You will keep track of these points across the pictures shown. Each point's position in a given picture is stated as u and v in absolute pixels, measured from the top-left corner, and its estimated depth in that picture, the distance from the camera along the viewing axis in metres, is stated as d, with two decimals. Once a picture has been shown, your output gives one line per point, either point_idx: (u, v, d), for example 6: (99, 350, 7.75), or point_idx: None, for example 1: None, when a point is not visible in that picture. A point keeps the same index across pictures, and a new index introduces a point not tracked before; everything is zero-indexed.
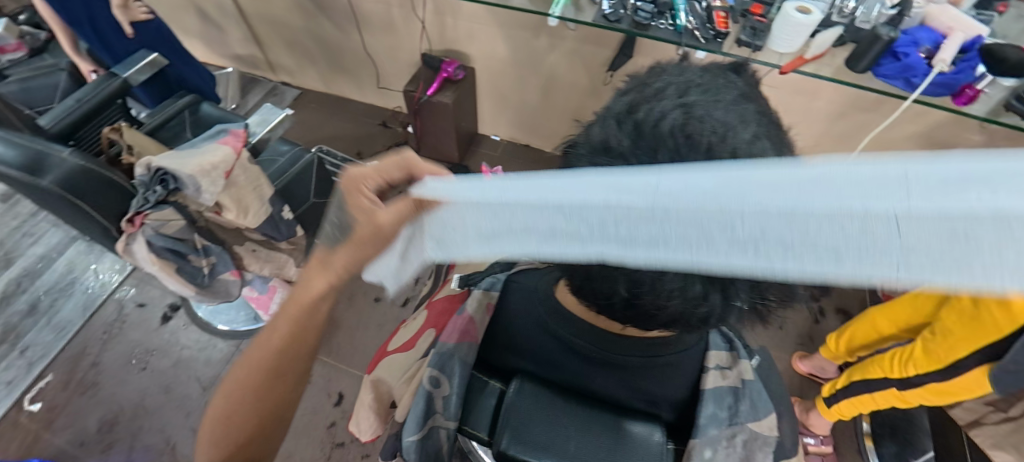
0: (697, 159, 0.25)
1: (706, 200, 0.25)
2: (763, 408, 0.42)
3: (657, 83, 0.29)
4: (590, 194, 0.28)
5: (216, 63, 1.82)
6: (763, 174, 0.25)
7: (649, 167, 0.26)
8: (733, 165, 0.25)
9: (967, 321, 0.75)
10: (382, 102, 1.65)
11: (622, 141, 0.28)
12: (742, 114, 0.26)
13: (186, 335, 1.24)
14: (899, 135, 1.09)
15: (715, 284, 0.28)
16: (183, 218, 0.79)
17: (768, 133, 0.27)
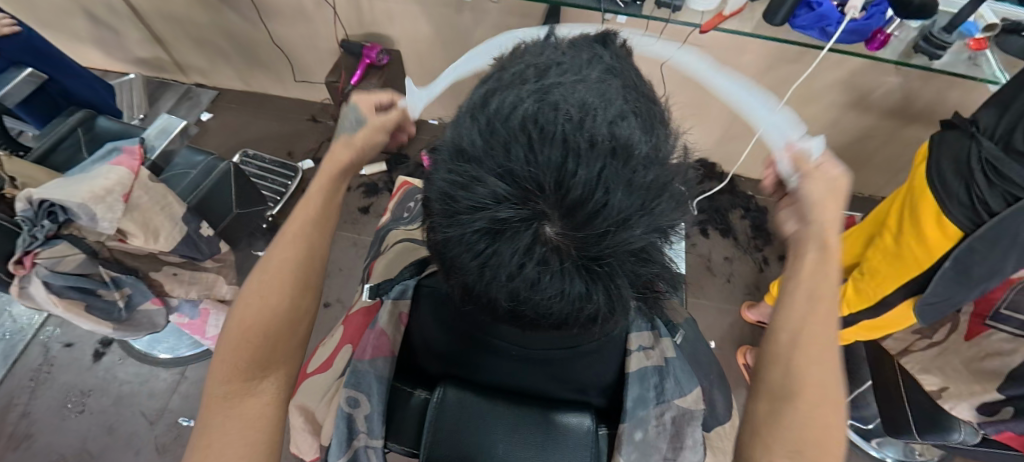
0: (553, 152, 0.23)
1: (569, 195, 0.23)
2: (689, 383, 0.45)
3: (515, 68, 0.27)
4: (454, 204, 0.27)
5: (117, 69, 1.64)
6: (625, 160, 0.24)
7: (506, 167, 0.24)
8: (594, 153, 0.23)
9: (893, 259, 0.78)
10: (309, 95, 1.56)
11: (475, 143, 0.26)
12: (604, 94, 0.25)
13: (124, 370, 1.15)
14: (823, 83, 1.11)
15: (596, 282, 0.26)
16: (82, 252, 0.70)
17: (636, 108, 0.26)
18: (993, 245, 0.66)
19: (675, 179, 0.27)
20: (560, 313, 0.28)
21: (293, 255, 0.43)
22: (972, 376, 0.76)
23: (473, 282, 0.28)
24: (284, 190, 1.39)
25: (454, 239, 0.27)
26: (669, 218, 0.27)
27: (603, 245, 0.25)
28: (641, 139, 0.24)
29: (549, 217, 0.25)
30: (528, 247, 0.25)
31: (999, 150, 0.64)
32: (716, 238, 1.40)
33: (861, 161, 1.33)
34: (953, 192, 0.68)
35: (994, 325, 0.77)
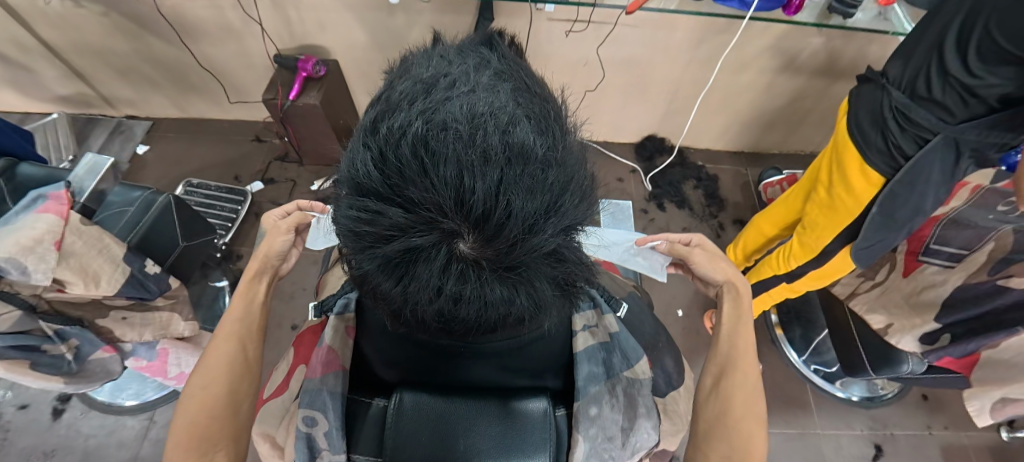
0: (449, 171, 0.24)
1: (473, 211, 0.24)
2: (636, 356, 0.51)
3: (401, 88, 0.28)
4: (364, 235, 0.27)
5: (34, 109, 1.52)
6: (521, 168, 0.24)
7: (407, 194, 0.25)
8: (491, 166, 0.24)
9: (828, 211, 0.83)
10: (250, 115, 1.51)
11: (372, 175, 0.26)
12: (493, 103, 0.25)
13: (88, 424, 1.09)
14: (754, 51, 1.16)
15: (517, 288, 0.28)
16: (18, 307, 0.66)
17: (528, 110, 0.26)
18: (910, 188, 0.71)
19: (575, 176, 0.29)
20: (489, 320, 0.29)
21: (230, 350, 0.50)
22: (912, 310, 0.82)
23: (399, 306, 0.29)
24: (235, 216, 1.34)
25: (372, 270, 0.28)
26: (573, 214, 0.29)
27: (516, 251, 0.27)
28: (537, 142, 0.25)
29: (459, 234, 0.26)
30: (443, 267, 0.26)
31: (907, 98, 0.68)
32: (671, 210, 1.44)
33: (797, 121, 1.41)
34: (872, 141, 0.73)
35: (926, 260, 0.84)
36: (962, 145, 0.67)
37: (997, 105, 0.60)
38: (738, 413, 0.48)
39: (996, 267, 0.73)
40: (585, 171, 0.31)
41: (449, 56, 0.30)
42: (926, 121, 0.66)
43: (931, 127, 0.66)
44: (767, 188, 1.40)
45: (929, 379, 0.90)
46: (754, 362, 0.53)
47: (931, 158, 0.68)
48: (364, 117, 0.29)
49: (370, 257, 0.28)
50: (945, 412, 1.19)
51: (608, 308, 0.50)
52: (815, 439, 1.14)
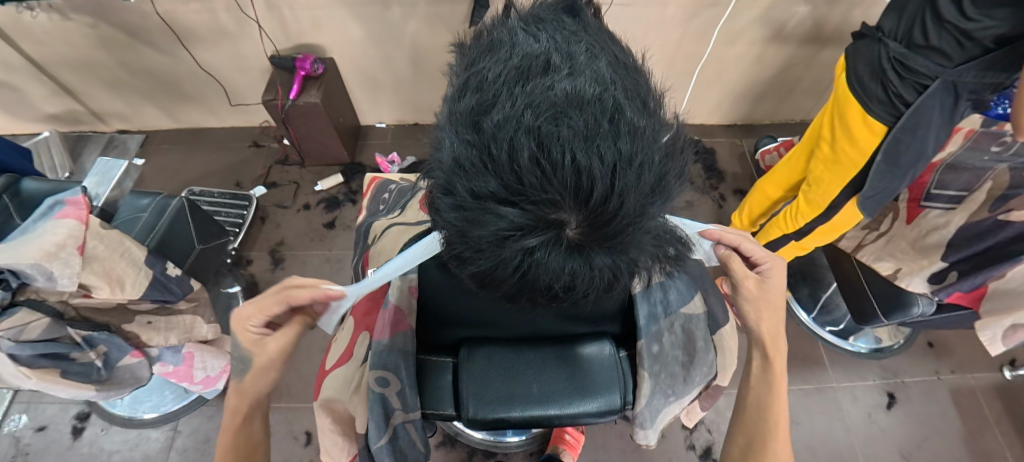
0: (567, 168, 0.21)
1: (591, 202, 0.22)
2: (688, 290, 0.47)
3: (490, 71, 0.24)
4: (471, 234, 0.25)
5: (22, 129, 1.49)
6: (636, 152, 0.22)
7: (517, 191, 0.23)
8: (610, 155, 0.22)
9: (831, 165, 0.84)
10: (245, 121, 1.50)
11: (475, 173, 0.23)
12: (600, 86, 0.23)
13: (110, 440, 1.07)
14: (743, 22, 1.20)
15: (623, 263, 0.27)
16: (48, 314, 0.64)
17: (627, 87, 0.24)
18: (913, 133, 0.73)
19: (670, 146, 0.27)
20: (594, 292, 0.29)
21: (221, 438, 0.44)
22: (917, 252, 0.87)
23: (507, 292, 0.28)
24: (242, 221, 1.33)
25: (481, 265, 0.27)
26: (672, 184, 0.27)
27: (627, 233, 0.25)
28: (641, 120, 0.23)
29: (573, 227, 0.24)
30: (561, 257, 0.25)
31: (904, 48, 0.71)
32: None
33: (787, 90, 1.45)
34: (873, 92, 0.74)
35: (928, 205, 0.87)
36: (959, 88, 0.69)
37: (992, 46, 0.62)
38: None
39: (995, 204, 0.76)
40: (671, 133, 0.28)
41: (530, 29, 0.26)
42: (924, 68, 0.69)
43: (928, 74, 0.69)
44: (764, 156, 1.44)
45: (940, 319, 0.93)
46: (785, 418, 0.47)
47: (931, 102, 0.71)
48: (445, 104, 0.26)
49: (474, 253, 0.26)
50: (950, 357, 1.24)
51: None
52: (831, 393, 1.18)
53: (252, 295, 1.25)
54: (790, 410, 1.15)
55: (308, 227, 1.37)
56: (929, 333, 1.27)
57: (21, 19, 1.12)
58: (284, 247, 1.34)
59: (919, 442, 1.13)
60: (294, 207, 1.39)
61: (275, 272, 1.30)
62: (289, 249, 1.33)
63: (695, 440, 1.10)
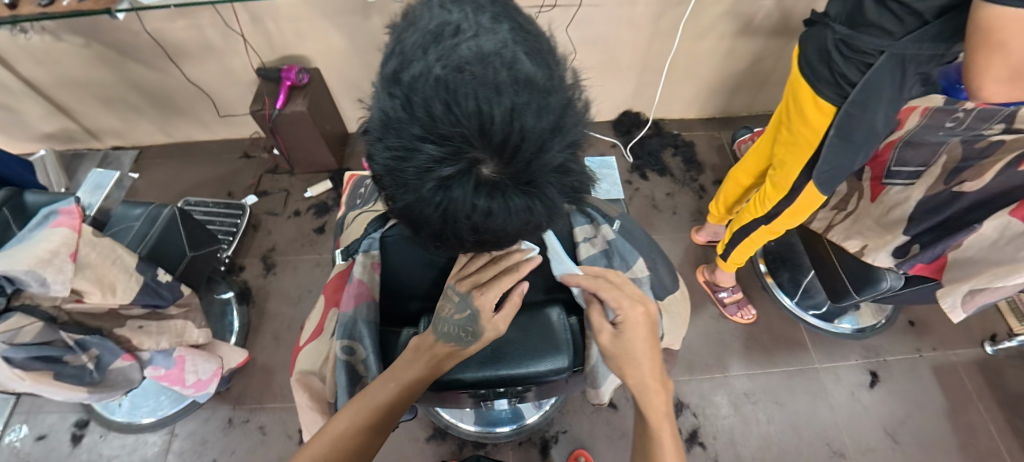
0: (469, 106, 0.25)
1: (494, 139, 0.26)
2: (630, 256, 0.51)
3: (410, 36, 0.28)
4: (401, 171, 0.30)
5: (19, 149, 1.53)
6: (531, 97, 0.26)
7: (433, 131, 0.27)
8: (504, 96, 0.26)
9: (791, 146, 0.84)
10: (236, 133, 1.55)
11: (399, 117, 0.28)
12: (499, 41, 0.26)
13: (108, 446, 1.09)
14: (711, 18, 1.24)
15: (536, 200, 0.31)
16: (41, 318, 0.65)
17: (526, 45, 0.28)
18: (863, 107, 0.70)
19: (576, 100, 0.31)
20: (515, 228, 0.32)
21: (390, 391, 0.41)
22: (881, 228, 0.89)
23: (437, 230, 0.32)
24: (236, 228, 1.37)
25: (412, 201, 0.31)
26: (575, 130, 0.31)
27: (531, 169, 0.29)
28: (539, 70, 0.27)
29: (485, 163, 0.28)
30: (474, 190, 0.29)
31: (849, 28, 0.66)
32: (655, 178, 1.52)
33: (761, 82, 1.49)
34: (820, 73, 0.73)
35: (890, 182, 0.89)
36: (908, 61, 0.64)
37: (931, 18, 0.58)
38: None
39: (950, 176, 0.80)
40: (579, 87, 0.32)
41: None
42: (866, 48, 0.65)
43: (872, 51, 0.65)
44: (741, 144, 1.48)
45: (910, 293, 0.95)
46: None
47: (885, 74, 0.66)
48: (379, 67, 0.30)
49: (406, 190, 0.31)
50: (932, 334, 1.26)
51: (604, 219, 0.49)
52: (815, 374, 1.20)
53: (245, 300, 1.28)
54: (775, 391, 1.17)
55: (299, 233, 1.41)
56: (909, 311, 1.29)
57: (15, 41, 1.16)
58: (275, 253, 1.37)
59: (903, 418, 1.14)
60: (285, 214, 1.43)
61: (267, 277, 1.33)
62: (281, 254, 1.37)
63: (681, 424, 1.12)
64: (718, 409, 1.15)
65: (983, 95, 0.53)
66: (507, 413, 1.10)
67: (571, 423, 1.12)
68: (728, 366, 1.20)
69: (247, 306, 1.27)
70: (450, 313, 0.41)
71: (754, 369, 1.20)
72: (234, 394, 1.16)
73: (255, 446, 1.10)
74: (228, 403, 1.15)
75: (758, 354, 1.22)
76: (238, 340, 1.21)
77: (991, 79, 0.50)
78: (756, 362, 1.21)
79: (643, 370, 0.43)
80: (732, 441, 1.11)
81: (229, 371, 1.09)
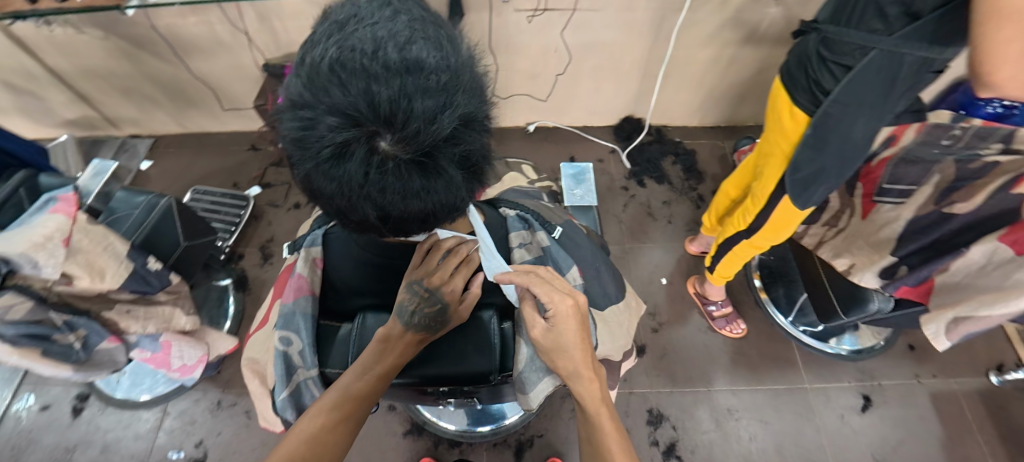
0: (358, 80, 0.29)
1: (381, 110, 0.29)
2: (566, 264, 0.55)
3: (323, 29, 0.33)
4: (303, 145, 0.33)
5: (47, 134, 1.63)
6: (417, 74, 0.30)
7: (328, 104, 0.30)
8: (391, 73, 0.29)
9: (770, 157, 0.80)
10: (246, 125, 1.61)
11: (301, 93, 0.31)
12: (393, 30, 0.31)
13: (105, 419, 1.15)
14: (714, 25, 1.19)
15: (431, 173, 0.33)
16: (30, 298, 0.69)
17: (422, 33, 0.32)
18: (846, 109, 0.62)
19: (474, 85, 0.34)
20: (414, 205, 0.35)
21: (366, 382, 0.43)
22: (871, 248, 0.84)
23: (341, 203, 0.35)
24: (239, 218, 1.41)
25: (315, 173, 0.33)
26: (473, 112, 0.34)
27: (423, 142, 0.31)
28: (430, 52, 0.31)
29: (376, 134, 0.31)
30: (366, 159, 0.31)
31: (835, 25, 0.61)
32: (653, 185, 1.50)
33: (768, 92, 1.44)
34: (797, 80, 0.69)
35: (880, 199, 0.85)
36: (901, 64, 0.56)
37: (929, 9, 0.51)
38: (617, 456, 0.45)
39: (942, 196, 0.76)
40: (482, 76, 0.36)
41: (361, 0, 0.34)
42: (848, 47, 0.60)
43: (854, 50, 0.59)
44: (741, 155, 1.44)
45: (900, 317, 0.92)
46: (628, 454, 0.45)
47: (869, 76, 0.59)
48: (297, 53, 0.34)
49: (309, 161, 0.33)
50: (933, 361, 1.20)
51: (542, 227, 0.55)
52: (804, 394, 1.16)
53: (242, 288, 1.33)
54: (760, 409, 1.14)
55: (297, 224, 1.45)
56: (910, 335, 1.23)
57: (41, 33, 1.23)
58: (274, 243, 1.42)
59: (894, 446, 1.09)
60: (285, 206, 1.48)
61: (264, 267, 1.37)
62: (279, 245, 1.42)
63: (659, 437, 1.11)
64: (699, 424, 1.12)
65: (993, 79, 0.49)
66: (485, 412, 1.10)
67: (548, 428, 1.11)
68: (713, 380, 1.18)
69: (242, 294, 1.31)
70: (422, 306, 0.44)
71: (739, 385, 1.17)
72: (224, 377, 1.20)
73: (240, 429, 1.14)
74: (218, 386, 1.19)
75: (745, 370, 1.19)
76: (231, 327, 1.26)
77: (1002, 60, 0.47)
78: (742, 378, 1.18)
79: (575, 359, 0.46)
80: (711, 457, 1.09)
81: (217, 357, 1.13)
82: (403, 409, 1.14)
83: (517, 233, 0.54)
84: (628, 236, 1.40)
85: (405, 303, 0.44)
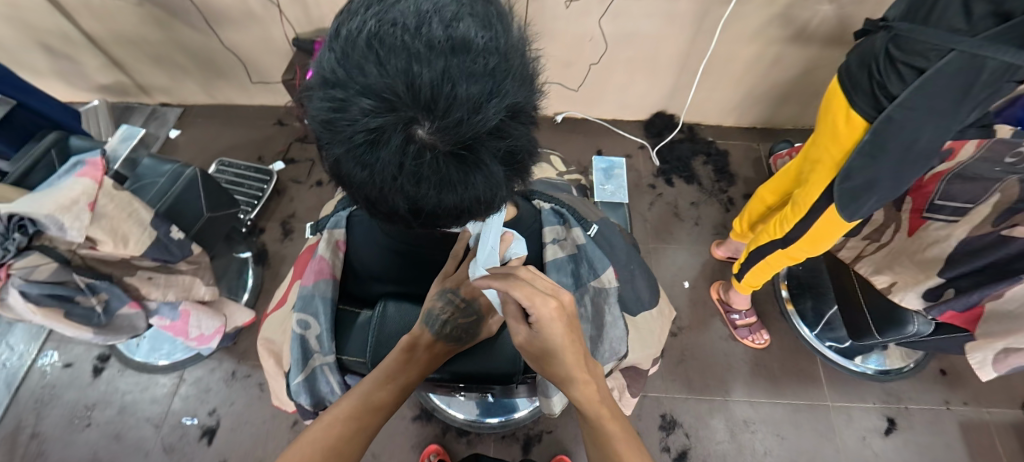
0: (399, 60, 0.27)
1: (421, 94, 0.27)
2: (601, 265, 0.53)
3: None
4: (333, 127, 0.30)
5: (82, 98, 1.66)
6: (463, 55, 0.27)
7: (363, 84, 0.28)
8: (435, 53, 0.27)
9: (816, 164, 0.75)
10: (272, 100, 1.60)
11: (334, 70, 0.29)
12: (439, 4, 0.28)
13: (124, 381, 1.18)
14: (759, 21, 1.12)
15: (470, 166, 0.31)
16: (56, 259, 0.71)
17: (469, 9, 0.29)
18: (912, 116, 0.58)
19: (523, 70, 0.31)
20: (450, 201, 0.32)
21: (388, 389, 0.43)
22: (917, 267, 0.79)
23: (372, 191, 0.33)
24: (261, 192, 1.42)
25: (345, 158, 0.31)
26: (519, 101, 0.31)
27: (464, 132, 0.29)
28: (478, 31, 0.28)
29: (414, 121, 0.28)
30: (402, 148, 0.29)
31: (907, 24, 0.57)
32: (681, 185, 1.45)
33: (811, 95, 1.37)
34: (858, 82, 0.64)
35: (930, 216, 0.78)
36: (982, 69, 0.52)
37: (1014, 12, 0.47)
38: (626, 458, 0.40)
39: (1001, 216, 0.70)
40: (531, 63, 0.33)
41: None
42: (923, 47, 0.55)
43: (928, 51, 0.54)
44: (777, 159, 1.37)
45: (939, 342, 0.86)
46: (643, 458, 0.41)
47: (945, 81, 0.55)
48: (330, 24, 0.32)
49: (339, 145, 0.31)
50: (966, 388, 1.13)
51: (578, 224, 0.53)
52: (825, 412, 1.12)
53: (261, 262, 1.34)
54: (777, 423, 1.11)
55: (319, 202, 1.45)
56: (944, 359, 1.17)
57: None
58: (295, 220, 1.42)
59: None
60: (307, 182, 1.48)
61: (284, 242, 1.38)
62: (299, 221, 1.42)
63: (670, 443, 1.09)
64: (712, 433, 1.10)
65: None
66: (495, 404, 1.09)
67: (557, 425, 1.10)
68: (730, 389, 1.14)
69: (261, 268, 1.32)
70: (456, 316, 0.46)
71: (757, 397, 1.14)
72: (239, 349, 1.22)
73: (252, 401, 1.15)
74: (233, 357, 1.21)
75: (765, 382, 1.15)
76: (250, 300, 1.27)
77: None
78: (761, 390, 1.14)
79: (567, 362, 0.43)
80: None
81: (234, 328, 1.15)
82: (412, 394, 1.14)
83: (551, 228, 0.52)
84: (652, 235, 1.37)
85: (436, 312, 0.45)
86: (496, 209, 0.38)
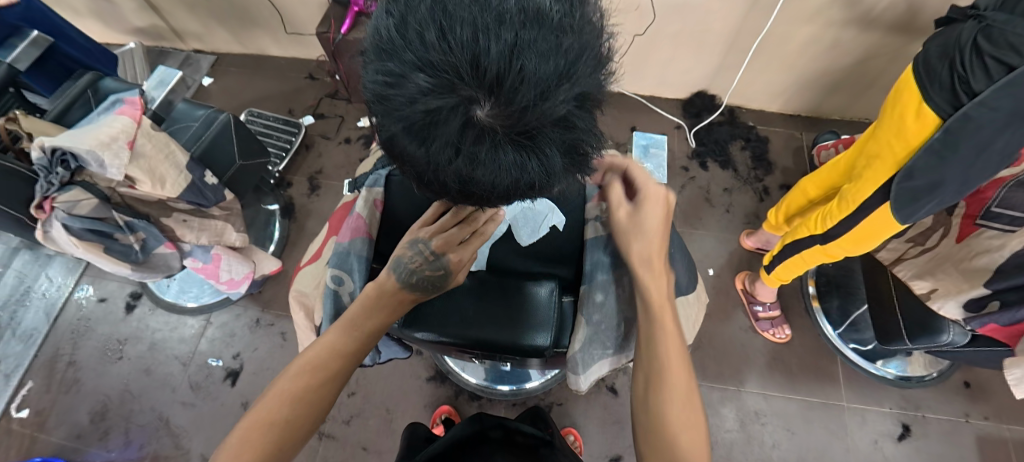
0: (465, 32, 0.25)
1: (486, 74, 0.25)
2: None
3: None
4: (388, 101, 0.29)
5: (119, 40, 1.67)
6: (535, 32, 0.25)
7: (424, 59, 0.26)
8: (506, 28, 0.25)
9: (874, 161, 0.71)
10: (303, 53, 1.58)
11: (392, 39, 0.27)
12: None
13: (155, 320, 1.23)
14: (820, 1, 1.04)
15: (530, 153, 0.29)
16: (96, 196, 0.72)
17: None
18: (996, 115, 0.54)
19: (596, 48, 0.29)
20: (503, 187, 0.31)
21: (354, 339, 0.44)
22: (961, 275, 0.74)
23: (423, 169, 0.31)
24: (289, 146, 1.42)
25: (399, 134, 0.30)
26: (589, 87, 0.29)
27: (528, 118, 0.27)
28: (551, 5, 0.26)
29: (476, 102, 0.26)
30: (461, 129, 0.27)
31: (1004, 13, 0.52)
32: (715, 170, 1.40)
33: (865, 84, 1.28)
34: (936, 75, 0.59)
35: (985, 224, 0.74)
36: None
37: None
38: (674, 406, 0.42)
39: None
40: (605, 42, 0.30)
41: None
42: (1019, 40, 0.50)
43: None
44: (820, 151, 1.31)
45: (971, 354, 0.83)
46: (693, 397, 0.44)
47: None
48: None
49: (394, 120, 0.30)
50: (989, 402, 1.10)
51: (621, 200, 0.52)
52: (838, 412, 1.11)
53: (288, 215, 1.36)
54: (787, 418, 1.10)
55: (346, 160, 1.45)
56: (969, 371, 1.13)
57: None
58: (322, 176, 1.43)
59: None
60: (336, 139, 1.47)
61: (311, 197, 1.39)
62: (326, 178, 1.42)
63: None
64: (722, 422, 1.10)
65: None
66: (510, 373, 1.11)
67: (568, 398, 1.11)
68: (745, 380, 1.14)
69: (288, 221, 1.34)
70: (424, 269, 0.45)
71: (771, 391, 1.13)
72: (264, 297, 1.26)
73: (275, 349, 1.19)
74: (258, 304, 1.25)
75: (781, 376, 1.14)
76: (276, 250, 1.30)
77: None
78: (776, 384, 1.14)
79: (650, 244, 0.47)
80: (727, 455, 1.07)
81: (262, 276, 1.17)
82: (428, 355, 1.16)
83: (592, 204, 0.53)
84: (680, 219, 1.33)
85: (404, 260, 0.45)
86: (548, 194, 0.36)
